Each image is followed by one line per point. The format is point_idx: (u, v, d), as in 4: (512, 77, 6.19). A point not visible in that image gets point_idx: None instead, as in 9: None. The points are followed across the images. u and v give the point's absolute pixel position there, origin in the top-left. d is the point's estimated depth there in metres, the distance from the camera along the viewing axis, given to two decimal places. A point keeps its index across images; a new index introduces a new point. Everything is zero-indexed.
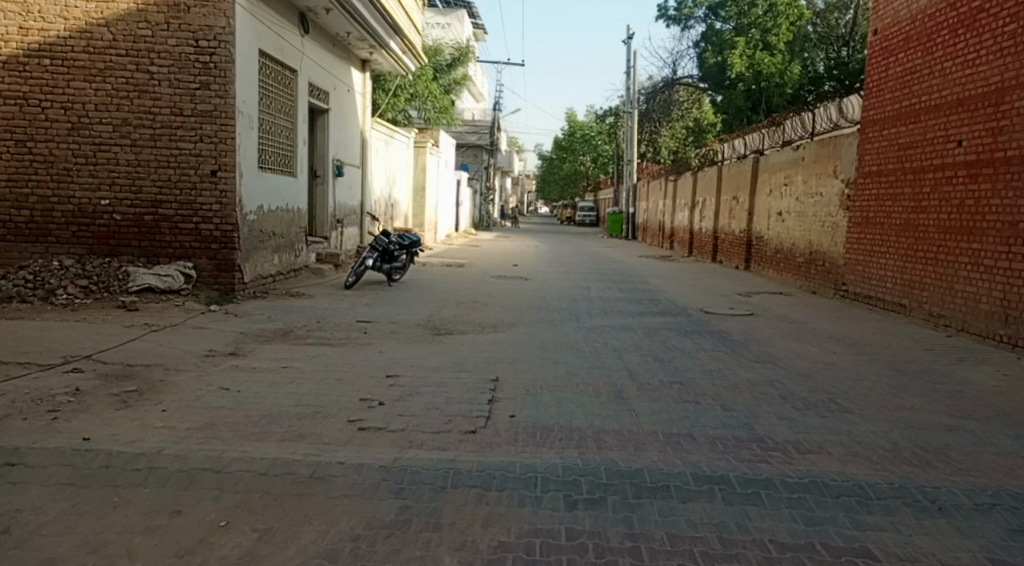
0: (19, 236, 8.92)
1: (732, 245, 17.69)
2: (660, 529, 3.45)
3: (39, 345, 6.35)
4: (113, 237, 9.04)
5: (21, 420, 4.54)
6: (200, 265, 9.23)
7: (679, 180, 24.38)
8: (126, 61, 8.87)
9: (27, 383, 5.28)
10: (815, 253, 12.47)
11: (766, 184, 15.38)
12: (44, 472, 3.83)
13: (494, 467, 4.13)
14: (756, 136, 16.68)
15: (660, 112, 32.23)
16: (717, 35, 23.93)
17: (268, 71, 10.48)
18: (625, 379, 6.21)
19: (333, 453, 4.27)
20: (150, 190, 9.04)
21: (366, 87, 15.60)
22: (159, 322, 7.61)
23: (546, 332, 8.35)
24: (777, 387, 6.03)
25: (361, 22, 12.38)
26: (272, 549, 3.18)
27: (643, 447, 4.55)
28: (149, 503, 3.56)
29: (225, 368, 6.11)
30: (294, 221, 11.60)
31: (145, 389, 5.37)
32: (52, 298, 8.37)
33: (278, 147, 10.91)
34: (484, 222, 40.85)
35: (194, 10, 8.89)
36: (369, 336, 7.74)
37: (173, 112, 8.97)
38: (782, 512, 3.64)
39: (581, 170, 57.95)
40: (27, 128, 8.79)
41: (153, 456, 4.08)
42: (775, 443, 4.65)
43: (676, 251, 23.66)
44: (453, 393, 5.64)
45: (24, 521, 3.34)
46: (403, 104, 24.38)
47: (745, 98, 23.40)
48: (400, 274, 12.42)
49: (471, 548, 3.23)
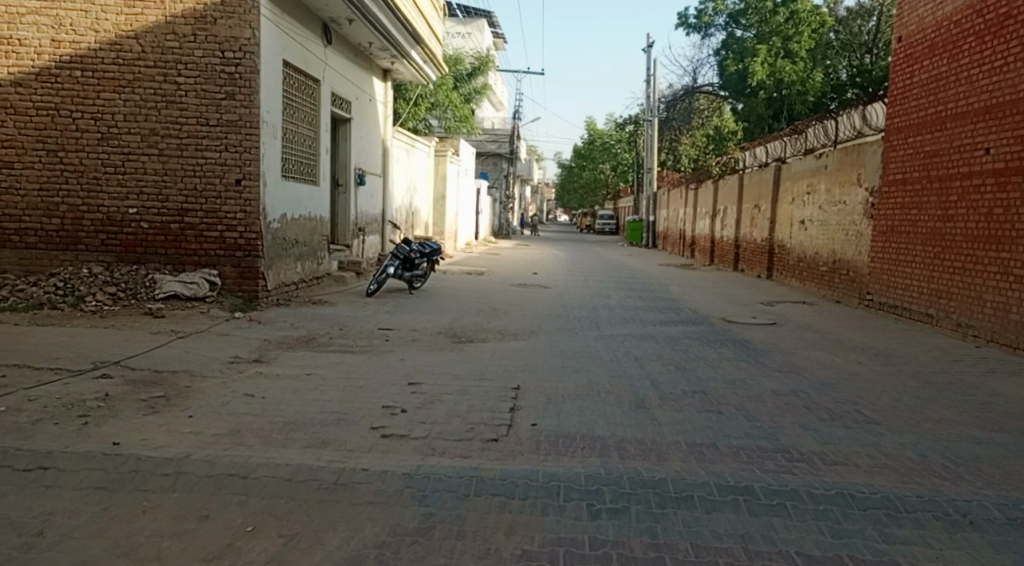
0: (50, 244, 9.09)
1: (754, 253, 17.60)
2: (684, 539, 3.43)
3: (70, 351, 6.44)
4: (141, 245, 9.18)
5: (54, 425, 4.61)
6: (226, 272, 9.33)
7: (699, 190, 24.30)
8: (154, 72, 9.02)
9: (59, 388, 5.37)
10: (838, 261, 12.36)
11: (789, 192, 15.28)
12: (76, 476, 3.89)
13: (517, 476, 4.13)
14: (777, 144, 16.56)
15: (681, 121, 31.93)
16: (738, 42, 24.17)
17: (292, 81, 10.62)
18: (648, 388, 6.19)
19: (356, 459, 4.30)
20: (177, 200, 9.17)
21: (388, 96, 15.73)
22: (185, 329, 7.69)
23: (568, 340, 8.35)
24: (802, 397, 5.98)
25: (384, 32, 12.48)
26: (298, 554, 3.21)
27: (666, 457, 4.53)
28: (178, 507, 3.61)
29: (249, 374, 6.16)
30: (317, 229, 11.71)
31: (173, 395, 5.45)
32: (81, 305, 8.44)
33: (301, 156, 11.02)
34: (502, 230, 41.07)
35: (221, 22, 9.03)
36: (391, 344, 7.78)
37: (198, 121, 9.10)
38: (810, 524, 3.61)
39: (601, 178, 57.80)
40: (59, 138, 8.96)
41: (182, 461, 4.13)
42: (801, 454, 4.62)
43: (698, 260, 23.61)
44: (475, 401, 5.65)
45: (57, 524, 3.40)
46: (423, 112, 24.63)
47: (766, 106, 23.31)
48: (420, 282, 12.46)
49: (494, 556, 3.24)
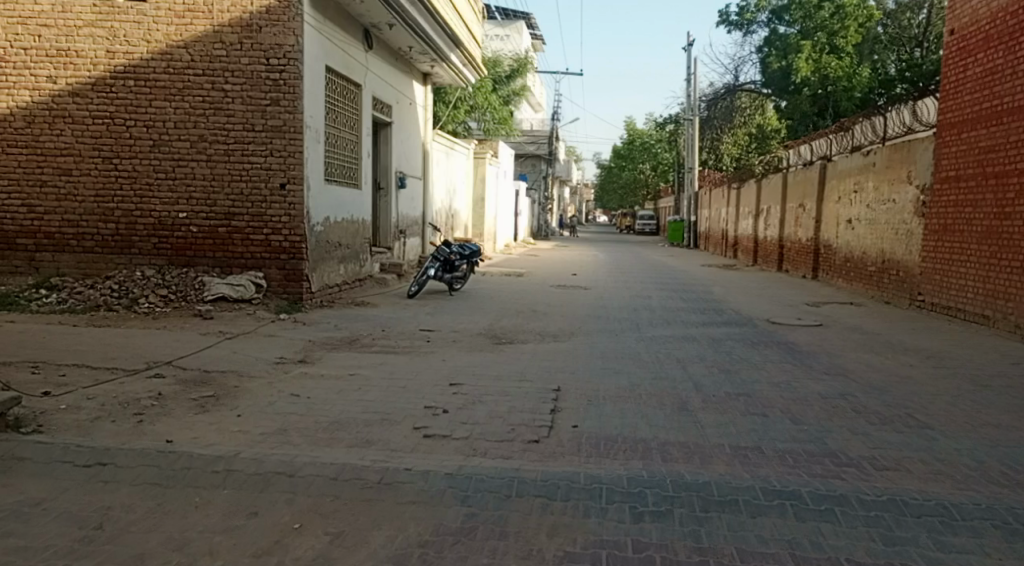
0: (105, 248, 9.37)
1: (799, 254, 17.30)
2: (730, 544, 3.39)
3: (124, 352, 6.64)
4: (190, 248, 9.41)
5: (110, 422, 4.76)
6: (272, 274, 9.51)
7: (741, 189, 23.98)
8: (202, 80, 9.24)
9: (115, 387, 5.54)
10: (887, 261, 12.09)
11: (835, 191, 14.99)
12: (132, 472, 4.01)
13: (559, 477, 4.14)
14: (822, 142, 16.11)
15: (722, 120, 31.58)
16: (780, 39, 23.79)
17: (334, 86, 10.79)
18: (691, 390, 6.15)
19: (399, 459, 4.35)
20: (224, 204, 9.37)
21: (428, 99, 15.86)
22: (232, 330, 7.89)
23: (609, 342, 8.33)
24: (850, 400, 5.86)
25: (424, 36, 12.59)
26: (343, 552, 3.25)
27: (709, 460, 4.48)
28: (229, 504, 3.70)
29: (295, 375, 6.29)
30: (359, 232, 11.87)
31: (222, 394, 5.58)
32: (134, 307, 8.71)
33: (343, 160, 11.19)
34: (541, 232, 41.07)
35: (266, 30, 9.22)
36: (432, 345, 7.85)
37: (245, 127, 9.29)
38: (859, 531, 3.54)
39: (641, 178, 57.38)
40: (113, 146, 9.25)
41: (231, 458, 4.22)
42: (849, 458, 4.53)
43: (740, 260, 23.30)
44: (516, 402, 5.67)
45: (115, 518, 3.51)
46: (463, 115, 24.79)
47: (811, 103, 23.01)
48: (460, 284, 12.55)
49: (537, 557, 3.25)
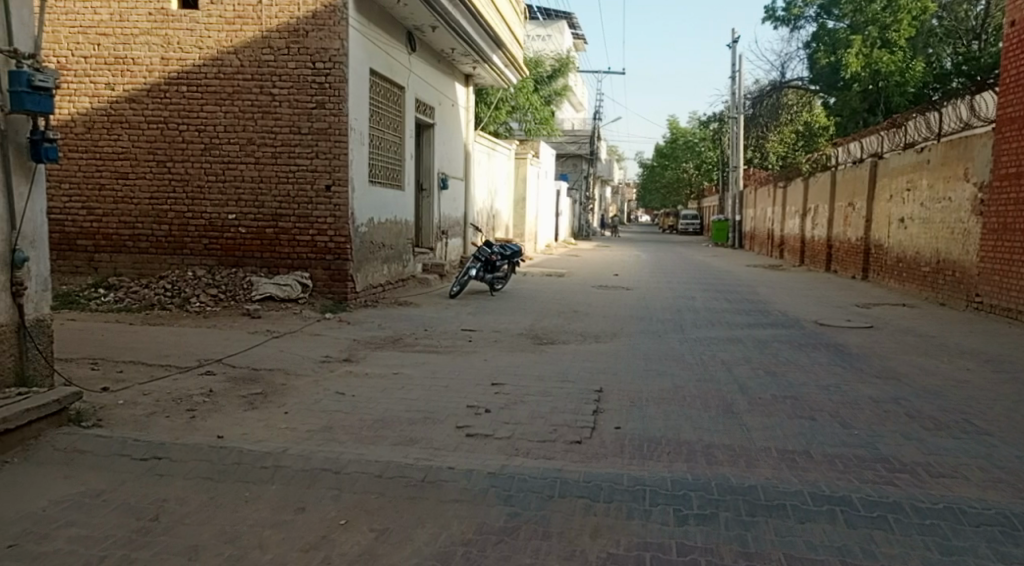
0: (158, 249, 9.64)
1: (848, 254, 16.92)
2: (777, 549, 3.34)
3: (176, 350, 6.82)
4: (239, 249, 9.62)
5: (164, 418, 4.89)
6: (317, 274, 9.67)
7: (788, 188, 23.55)
8: (251, 85, 9.44)
9: (168, 384, 5.69)
10: (942, 261, 11.76)
11: (887, 189, 14.62)
12: (185, 467, 4.12)
13: (602, 478, 4.12)
14: (873, 139, 15.75)
15: (768, 117, 31.08)
16: (829, 34, 23.28)
17: (379, 89, 10.92)
18: (736, 392, 6.06)
19: (443, 458, 4.38)
20: (272, 205, 9.55)
21: (470, 100, 15.95)
22: (279, 329, 8.04)
23: (651, 343, 8.26)
24: (903, 405, 5.71)
25: (467, 37, 12.66)
26: (389, 549, 3.29)
27: (756, 463, 4.42)
28: (278, 499, 3.78)
29: (340, 373, 6.38)
30: (402, 232, 11.99)
31: (270, 392, 5.70)
32: (186, 306, 8.95)
33: (387, 162, 11.31)
34: (582, 232, 40.93)
35: (313, 34, 9.37)
36: (474, 345, 7.89)
37: (292, 130, 9.46)
38: (914, 539, 3.45)
39: (684, 177, 56.84)
40: (167, 150, 9.51)
41: (279, 454, 4.30)
42: (902, 464, 4.42)
43: (787, 261, 22.88)
44: (558, 403, 5.67)
45: (170, 510, 3.61)
46: (504, 116, 24.85)
47: (861, 100, 22.54)
48: (502, 284, 12.58)
49: (580, 558, 3.24)
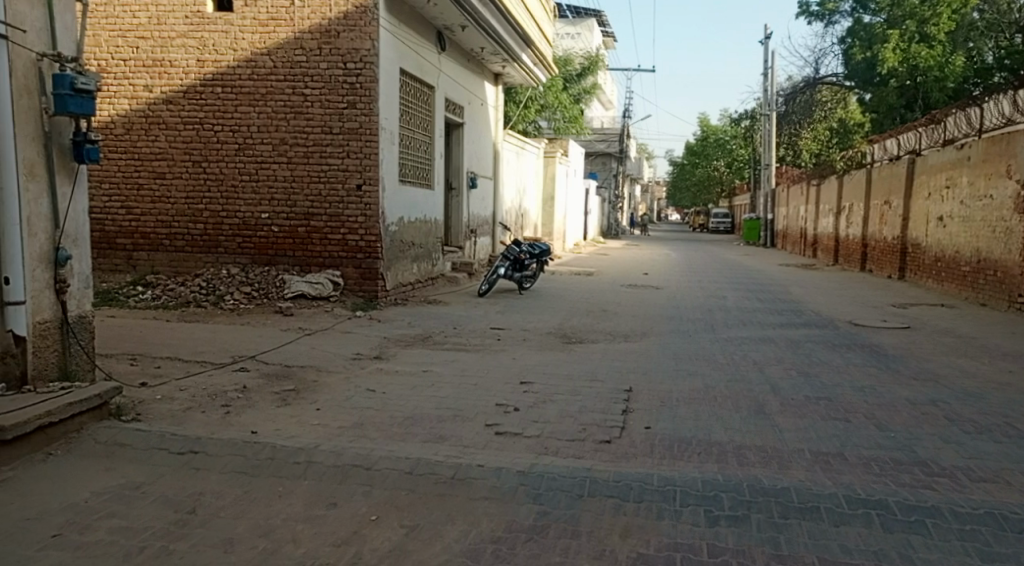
0: (194, 247, 9.81)
1: (884, 253, 16.64)
2: (811, 552, 3.30)
3: (210, 346, 6.93)
4: (272, 248, 9.75)
5: (200, 413, 4.98)
6: (348, 273, 9.75)
7: (821, 186, 23.22)
8: (284, 85, 9.56)
9: (203, 380, 5.79)
10: (983, 260, 11.51)
11: (925, 186, 14.35)
12: (220, 461, 4.19)
13: (632, 478, 4.10)
14: (910, 135, 15.48)
15: (801, 115, 30.69)
16: (865, 29, 22.88)
17: (409, 88, 10.98)
18: (768, 393, 5.99)
19: (472, 455, 4.39)
20: (304, 204, 9.66)
21: (499, 99, 15.98)
22: (311, 326, 8.14)
23: (680, 343, 8.20)
24: (942, 407, 5.60)
25: (496, 36, 12.68)
26: (419, 545, 3.31)
27: (788, 465, 4.37)
28: (310, 494, 3.82)
29: (371, 371, 6.43)
30: (432, 232, 12.04)
31: (302, 388, 5.77)
32: (221, 303, 9.08)
33: (416, 161, 11.37)
34: (611, 231, 40.74)
35: (344, 35, 9.45)
36: (502, 343, 7.90)
37: (323, 130, 9.55)
38: (953, 545, 3.38)
39: (715, 175, 56.35)
40: (202, 150, 9.67)
41: (311, 450, 4.35)
42: (941, 468, 4.33)
43: (820, 260, 22.55)
44: (587, 402, 5.65)
45: (205, 503, 3.67)
46: (533, 114, 24.85)
47: (898, 95, 22.14)
48: (530, 283, 12.59)
49: (610, 557, 3.23)
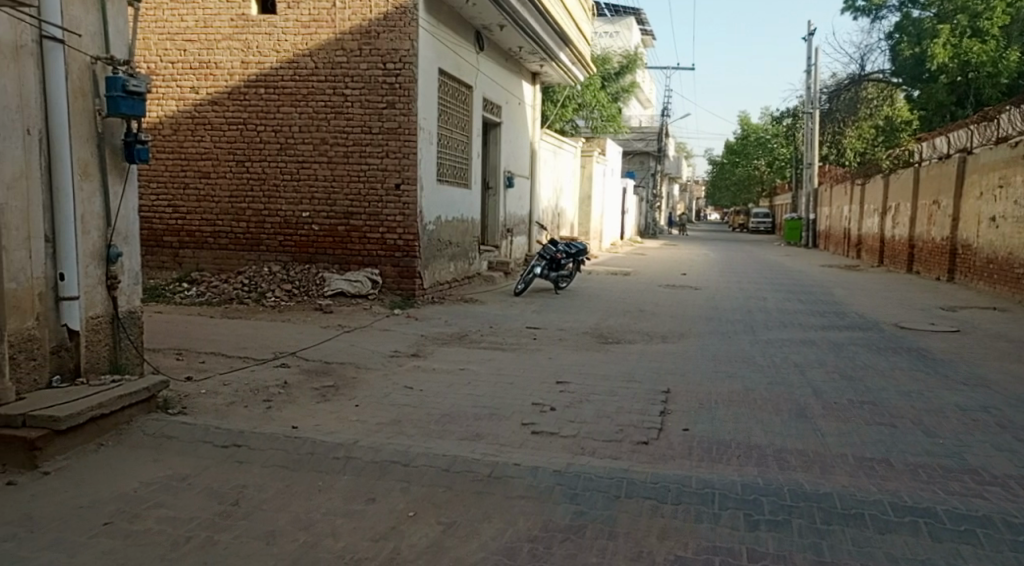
0: (237, 245, 10.00)
1: (932, 254, 16.23)
2: (854, 559, 3.23)
3: (252, 342, 7.06)
4: (312, 246, 9.89)
5: (243, 407, 5.07)
6: (386, 271, 9.84)
7: (866, 186, 22.74)
8: (325, 86, 9.68)
9: (246, 375, 5.90)
10: None
11: (976, 186, 13.95)
12: (262, 454, 4.26)
13: (670, 480, 4.06)
14: (961, 133, 15.08)
15: (846, 113, 30.10)
16: (914, 24, 22.08)
17: (447, 88, 11.04)
18: (810, 396, 5.89)
19: (509, 454, 4.40)
20: (343, 203, 9.77)
21: (536, 99, 15.97)
22: (350, 324, 8.22)
23: (719, 344, 8.11)
24: (992, 414, 5.43)
25: (534, 36, 12.67)
26: (457, 542, 3.33)
27: (831, 470, 4.29)
28: (349, 489, 3.86)
29: (408, 368, 6.48)
30: (469, 231, 12.09)
31: (341, 385, 5.84)
32: (262, 300, 9.24)
33: (454, 161, 11.43)
34: (648, 231, 40.40)
35: (384, 36, 9.52)
36: (539, 343, 7.89)
37: (363, 130, 9.64)
38: (1005, 556, 3.28)
39: (755, 174, 55.54)
40: (246, 151, 9.86)
41: (350, 446, 4.40)
42: (991, 476, 4.21)
43: (864, 261, 22.09)
44: (624, 402, 5.62)
45: (248, 496, 3.74)
46: (571, 114, 24.79)
47: (948, 92, 21.70)
48: (566, 282, 12.56)
49: (648, 559, 3.21)
